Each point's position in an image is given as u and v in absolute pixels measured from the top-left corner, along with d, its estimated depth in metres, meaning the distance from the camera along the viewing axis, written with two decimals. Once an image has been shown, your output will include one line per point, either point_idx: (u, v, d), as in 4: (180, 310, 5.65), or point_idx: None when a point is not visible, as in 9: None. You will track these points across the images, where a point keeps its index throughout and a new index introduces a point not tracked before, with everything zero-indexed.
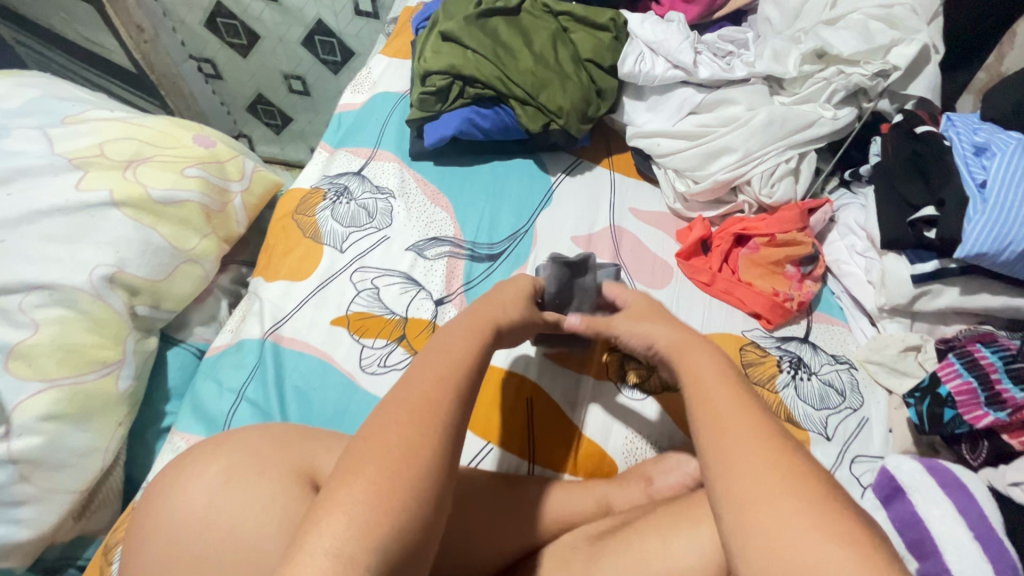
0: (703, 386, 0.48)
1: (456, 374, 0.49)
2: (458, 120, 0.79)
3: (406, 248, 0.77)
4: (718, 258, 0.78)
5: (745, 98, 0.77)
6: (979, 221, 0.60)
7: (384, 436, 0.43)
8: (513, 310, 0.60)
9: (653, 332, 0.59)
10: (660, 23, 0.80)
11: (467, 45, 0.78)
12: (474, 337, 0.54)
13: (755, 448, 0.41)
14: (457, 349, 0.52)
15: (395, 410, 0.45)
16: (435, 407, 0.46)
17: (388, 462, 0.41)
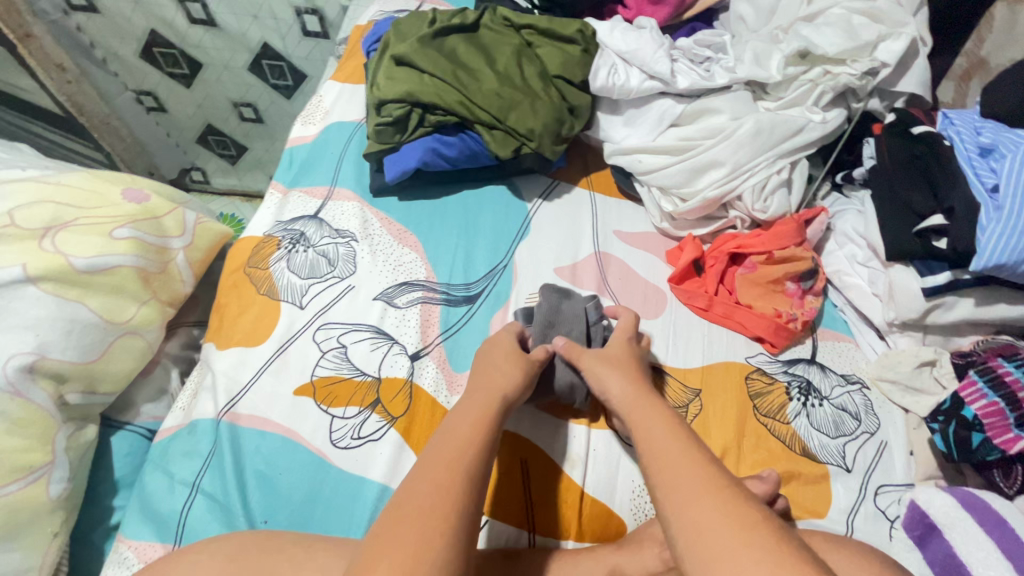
0: (653, 440, 0.48)
1: (466, 451, 0.48)
2: (420, 151, 0.72)
3: (373, 297, 0.69)
4: (713, 281, 0.73)
5: (728, 107, 0.71)
6: (993, 231, 0.55)
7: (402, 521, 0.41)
8: (512, 375, 0.57)
9: (609, 381, 0.58)
10: (630, 30, 0.74)
11: (423, 67, 0.71)
12: (484, 419, 0.52)
13: (699, 491, 0.40)
14: (465, 427, 0.50)
15: (410, 489, 0.44)
16: (452, 486, 0.44)
17: (410, 549, 0.39)
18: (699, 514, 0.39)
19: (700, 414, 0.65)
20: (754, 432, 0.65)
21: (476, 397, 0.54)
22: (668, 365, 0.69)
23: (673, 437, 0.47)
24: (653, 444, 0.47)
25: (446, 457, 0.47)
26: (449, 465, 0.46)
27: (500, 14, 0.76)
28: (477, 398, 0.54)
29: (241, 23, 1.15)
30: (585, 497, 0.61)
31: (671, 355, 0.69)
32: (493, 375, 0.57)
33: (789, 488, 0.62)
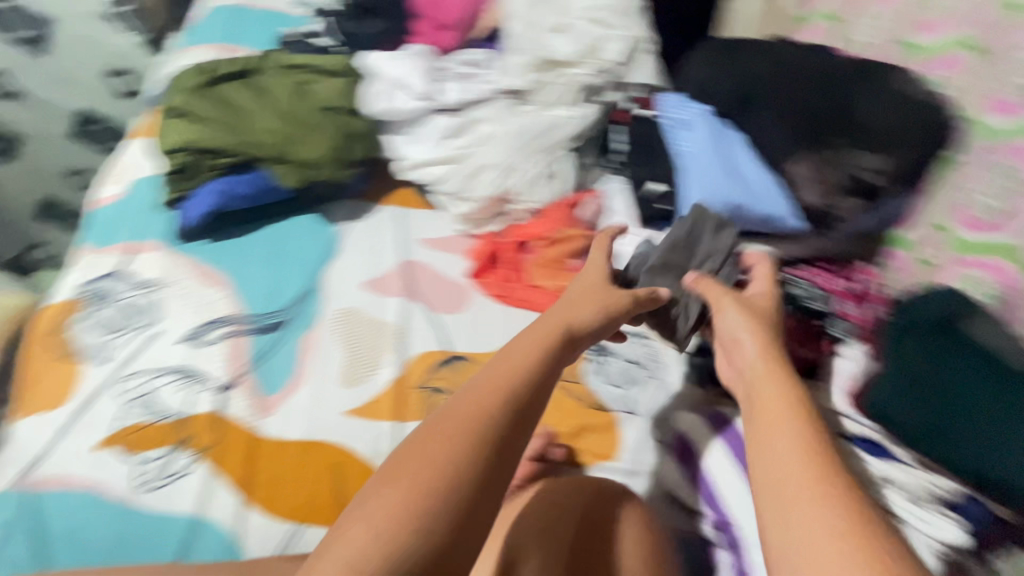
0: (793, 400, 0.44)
1: (526, 376, 0.45)
2: (210, 197, 0.75)
3: (180, 339, 0.71)
4: (508, 270, 0.80)
5: (491, 116, 0.80)
6: (688, 190, 0.67)
7: (415, 454, 0.39)
8: (588, 314, 0.52)
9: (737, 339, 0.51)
10: (398, 58, 0.82)
11: (200, 116, 0.75)
12: (544, 338, 0.49)
13: (808, 486, 0.38)
14: (498, 364, 0.46)
15: (454, 416, 0.41)
16: (465, 422, 0.40)
17: (424, 478, 0.37)
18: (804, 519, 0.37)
19: None
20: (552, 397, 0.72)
21: (535, 331, 0.50)
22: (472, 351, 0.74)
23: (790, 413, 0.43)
24: (770, 411, 0.44)
25: (490, 384, 0.43)
26: (484, 388, 0.43)
27: (273, 58, 0.83)
28: (548, 320, 0.51)
29: (49, 91, 1.12)
30: None
31: (476, 344, 0.75)
32: (569, 305, 0.53)
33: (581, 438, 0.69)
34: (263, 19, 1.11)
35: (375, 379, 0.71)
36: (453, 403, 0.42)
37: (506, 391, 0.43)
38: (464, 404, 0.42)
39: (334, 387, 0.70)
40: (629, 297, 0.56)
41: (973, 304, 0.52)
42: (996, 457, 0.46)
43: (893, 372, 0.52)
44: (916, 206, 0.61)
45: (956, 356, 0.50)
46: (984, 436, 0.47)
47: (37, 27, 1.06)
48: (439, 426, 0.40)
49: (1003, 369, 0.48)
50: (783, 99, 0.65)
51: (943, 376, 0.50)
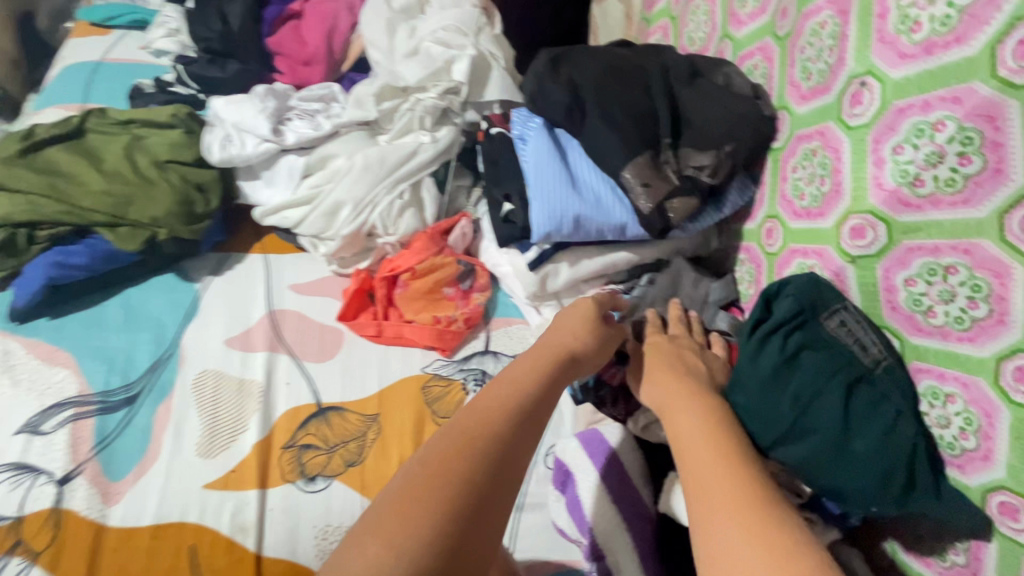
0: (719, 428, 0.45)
1: (515, 404, 0.46)
2: (44, 268, 0.69)
3: (15, 431, 0.65)
4: (383, 306, 0.77)
5: (342, 150, 0.77)
6: (534, 206, 0.63)
7: (407, 486, 0.39)
8: (585, 338, 0.55)
9: (647, 383, 0.53)
10: (239, 102, 0.78)
11: (15, 189, 0.69)
12: (539, 368, 0.51)
13: (725, 510, 0.37)
14: (495, 395, 0.47)
15: (469, 428, 0.43)
16: (467, 445, 0.42)
17: (422, 508, 0.37)
18: (727, 545, 0.36)
19: (379, 437, 0.68)
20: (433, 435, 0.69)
21: (535, 361, 0.52)
22: (345, 400, 0.71)
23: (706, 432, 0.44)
24: (676, 425, 0.46)
25: (483, 413, 0.45)
26: (492, 411, 0.45)
27: (105, 115, 0.77)
28: (541, 356, 0.53)
29: None
30: (265, 560, 0.60)
31: (348, 391, 0.71)
32: (558, 332, 0.56)
33: None
34: (120, 69, 1.06)
35: (238, 444, 0.66)
36: (455, 432, 0.43)
37: (501, 421, 0.45)
38: (442, 442, 0.42)
39: (190, 458, 0.65)
40: (587, 331, 0.56)
41: (835, 295, 0.47)
42: (832, 473, 0.44)
43: (743, 379, 0.48)
44: (761, 194, 0.59)
45: (806, 360, 0.46)
46: (820, 454, 0.44)
47: None
48: (436, 455, 0.41)
49: (855, 375, 0.44)
50: (611, 109, 0.61)
51: (790, 386, 0.45)
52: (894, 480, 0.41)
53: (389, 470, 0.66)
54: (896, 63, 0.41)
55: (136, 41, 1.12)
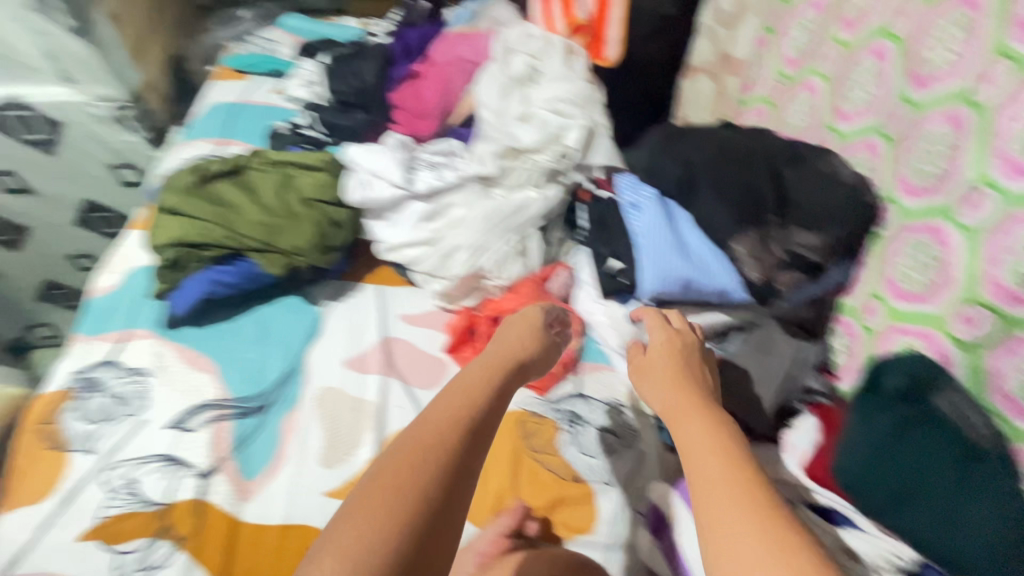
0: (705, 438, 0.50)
1: (469, 409, 0.56)
2: (200, 284, 0.80)
3: (165, 426, 0.74)
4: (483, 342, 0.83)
5: (463, 201, 0.86)
6: (644, 266, 0.71)
7: (381, 480, 0.48)
8: (529, 348, 0.68)
9: (652, 395, 0.61)
10: (374, 150, 0.88)
11: (189, 215, 0.81)
12: (489, 377, 0.61)
13: (717, 482, 0.45)
14: (451, 399, 0.57)
15: (422, 431, 0.52)
16: (428, 447, 0.51)
17: (397, 500, 0.46)
18: (722, 516, 0.42)
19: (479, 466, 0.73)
20: (528, 469, 0.73)
21: (482, 369, 0.62)
22: None
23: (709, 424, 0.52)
24: (682, 424, 0.53)
25: (440, 417, 0.54)
26: (446, 413, 0.54)
27: (263, 155, 0.89)
28: (487, 368, 0.62)
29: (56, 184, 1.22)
30: None
31: None
32: (504, 348, 0.67)
33: (556, 513, 0.71)
34: (256, 111, 1.19)
35: (353, 458, 0.73)
36: (415, 433, 0.53)
37: (462, 422, 0.54)
38: (408, 441, 0.51)
39: (313, 466, 0.72)
40: (530, 343, 0.68)
41: (941, 376, 0.52)
42: (937, 538, 0.49)
43: (855, 439, 0.55)
44: (858, 274, 0.64)
45: (915, 436, 0.51)
46: (928, 517, 0.50)
47: (48, 131, 1.10)
48: (403, 452, 0.50)
49: (960, 454, 0.48)
50: (723, 187, 0.69)
51: (905, 453, 0.51)
52: (1010, 560, 0.45)
53: (489, 497, 0.71)
54: (1013, 175, 0.47)
55: (269, 86, 1.25)
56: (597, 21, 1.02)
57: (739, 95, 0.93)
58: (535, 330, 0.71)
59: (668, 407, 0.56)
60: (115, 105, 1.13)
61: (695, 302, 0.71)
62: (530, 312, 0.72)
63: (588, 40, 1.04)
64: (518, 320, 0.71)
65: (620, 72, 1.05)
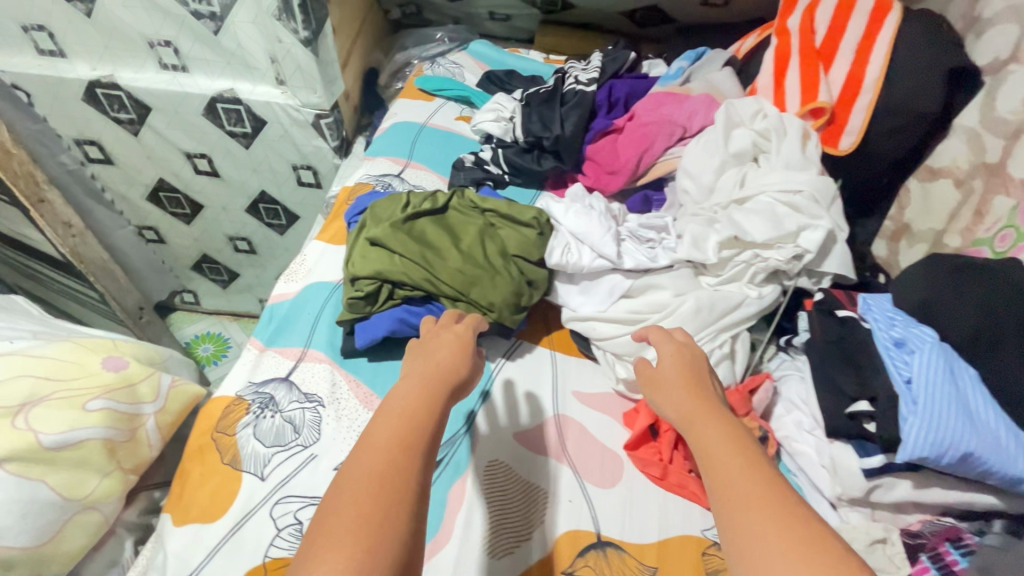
0: (714, 456, 0.48)
1: (421, 429, 0.48)
2: (390, 320, 0.77)
3: (335, 467, 0.71)
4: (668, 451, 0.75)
5: (670, 284, 0.79)
6: (914, 423, 0.58)
7: (338, 514, 0.41)
8: (463, 368, 0.57)
9: (666, 402, 0.57)
10: (582, 213, 0.83)
11: (394, 249, 0.78)
12: (431, 389, 0.52)
13: (751, 502, 0.43)
14: (403, 409, 0.49)
15: (377, 457, 0.45)
16: (387, 471, 0.44)
17: (373, 533, 0.40)
18: (748, 525, 0.41)
19: None
20: None
21: (422, 381, 0.53)
22: (625, 539, 0.69)
23: (731, 441, 0.49)
24: (702, 433, 0.51)
25: (392, 438, 0.46)
26: (400, 432, 0.47)
27: (467, 198, 0.87)
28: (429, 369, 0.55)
29: (241, 174, 1.28)
30: None
31: (628, 531, 0.69)
32: (436, 356, 0.57)
33: None
34: (440, 136, 1.20)
35: (524, 552, 0.66)
36: (369, 460, 0.45)
37: (420, 440, 0.47)
38: (372, 467, 0.44)
39: (480, 553, 0.65)
40: (460, 353, 0.58)
41: None
42: None
43: None
44: None
45: None
46: None
47: (250, 126, 1.17)
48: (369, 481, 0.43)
49: None
50: None
51: None
52: None
53: None
54: None
55: (453, 111, 1.26)
56: (841, 107, 0.94)
57: (1017, 222, 0.79)
58: (467, 336, 0.62)
59: (692, 417, 0.53)
60: (318, 114, 1.15)
61: (972, 477, 0.58)
62: (467, 322, 0.63)
63: (824, 124, 0.96)
64: (449, 335, 0.61)
65: (850, 164, 0.94)
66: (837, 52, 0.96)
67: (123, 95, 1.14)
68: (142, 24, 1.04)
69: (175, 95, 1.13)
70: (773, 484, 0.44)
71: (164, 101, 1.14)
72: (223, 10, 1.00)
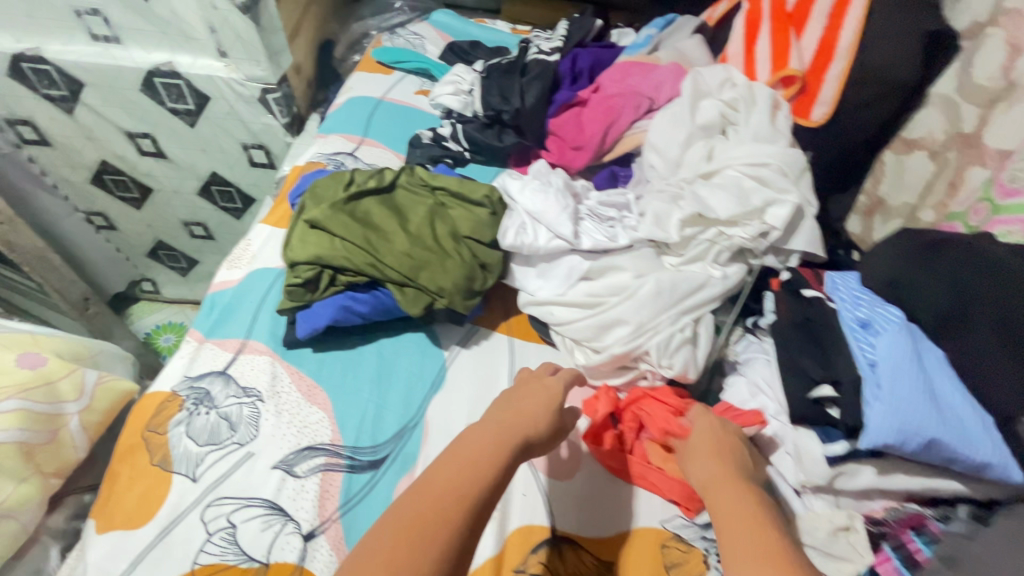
0: (732, 515, 0.53)
1: (477, 488, 0.51)
2: (331, 309, 0.71)
3: (272, 466, 0.66)
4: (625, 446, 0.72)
5: (631, 265, 0.74)
6: (877, 409, 0.55)
7: (391, 534, 0.47)
8: (543, 422, 0.60)
9: (693, 467, 0.61)
10: (538, 191, 0.78)
11: (335, 232, 0.73)
12: (500, 443, 0.56)
13: (766, 567, 0.46)
14: (464, 457, 0.54)
15: (433, 491, 0.50)
16: (442, 506, 0.49)
17: (414, 557, 0.45)
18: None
19: None
20: None
21: (497, 432, 0.57)
22: (580, 534, 0.66)
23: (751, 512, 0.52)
24: (724, 500, 0.55)
25: (445, 488, 0.50)
26: (450, 476, 0.51)
27: (418, 176, 0.81)
28: (504, 420, 0.59)
29: (189, 154, 1.21)
30: None
31: (585, 524, 0.66)
32: (523, 409, 0.60)
33: None
34: (397, 111, 1.13)
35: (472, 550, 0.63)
36: (424, 500, 0.50)
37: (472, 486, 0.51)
38: (417, 508, 0.49)
39: None
40: (545, 413, 0.61)
41: None
42: None
43: None
44: None
45: None
46: None
47: (194, 102, 1.10)
48: (406, 516, 0.48)
49: None
50: (1013, 329, 0.52)
51: None
52: None
53: None
54: None
55: (412, 85, 1.19)
56: (813, 74, 0.90)
57: (991, 195, 0.76)
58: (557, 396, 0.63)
59: (715, 482, 0.58)
60: (265, 88, 1.08)
61: (937, 465, 0.55)
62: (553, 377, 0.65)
63: (796, 94, 0.92)
64: (541, 390, 0.63)
65: (823, 136, 0.90)
66: (809, 15, 0.91)
67: (52, 70, 1.06)
68: None
69: (109, 70, 1.05)
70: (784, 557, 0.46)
71: (98, 76, 1.06)
72: None
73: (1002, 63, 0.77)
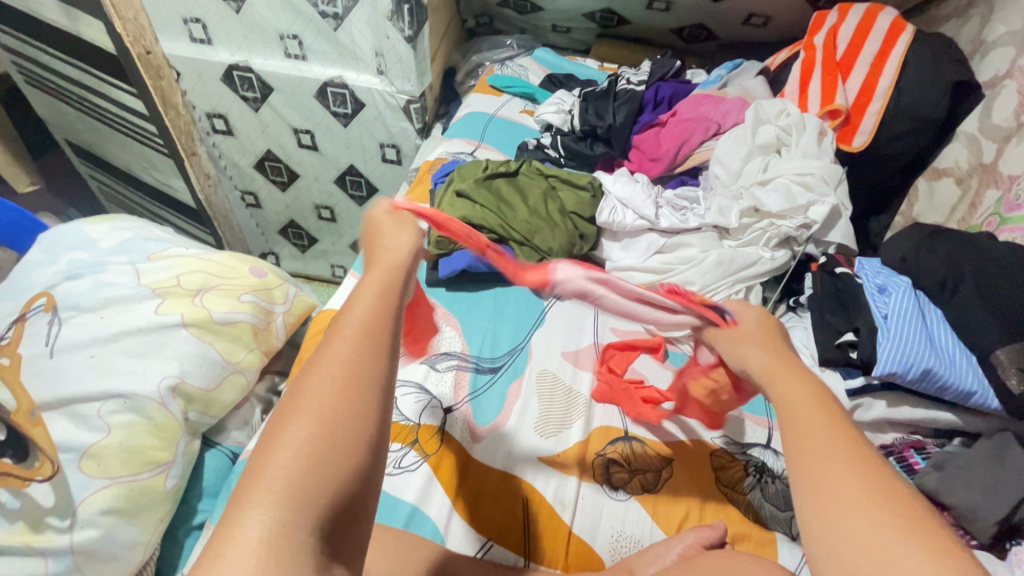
0: (797, 410, 0.47)
1: (383, 333, 0.43)
2: (468, 257, 0.96)
3: (420, 361, 0.90)
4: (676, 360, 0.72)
5: (698, 243, 0.96)
6: (888, 344, 0.73)
7: (308, 400, 0.39)
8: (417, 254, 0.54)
9: (745, 353, 0.57)
10: (628, 183, 1.02)
11: (476, 200, 0.98)
12: (388, 282, 0.48)
13: (847, 479, 0.41)
14: (365, 300, 0.45)
15: (333, 349, 0.41)
16: (359, 362, 0.41)
17: (335, 422, 0.38)
18: (834, 488, 0.41)
19: (670, 478, 0.81)
20: (713, 499, 0.79)
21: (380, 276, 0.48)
22: (647, 436, 0.85)
23: (821, 414, 0.46)
24: (785, 386, 0.50)
25: (348, 346, 0.41)
26: (355, 336, 0.42)
27: (535, 167, 1.08)
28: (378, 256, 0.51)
29: (337, 149, 1.52)
30: (574, 536, 0.75)
31: (651, 431, 0.85)
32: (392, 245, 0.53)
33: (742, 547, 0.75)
34: (506, 124, 1.41)
35: (565, 436, 0.84)
36: (328, 358, 0.41)
37: (385, 330, 0.44)
38: (335, 380, 0.39)
39: (531, 434, 0.83)
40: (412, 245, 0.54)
41: None
42: None
43: None
44: None
45: None
46: None
47: (351, 108, 1.41)
48: (332, 378, 0.40)
49: None
50: (994, 298, 0.72)
51: None
52: None
53: (679, 509, 0.78)
54: None
55: (518, 106, 1.47)
56: (856, 110, 1.09)
57: (1001, 210, 0.93)
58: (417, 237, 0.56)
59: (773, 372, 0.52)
60: (409, 99, 1.38)
61: (935, 394, 0.73)
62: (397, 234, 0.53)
63: (839, 125, 1.11)
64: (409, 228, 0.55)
65: (862, 159, 1.09)
66: (854, 65, 1.12)
67: (254, 77, 1.39)
68: (278, 20, 1.29)
69: (295, 79, 1.37)
70: (858, 454, 0.43)
71: (285, 83, 1.39)
72: (344, 11, 1.24)
73: (1014, 107, 0.96)
